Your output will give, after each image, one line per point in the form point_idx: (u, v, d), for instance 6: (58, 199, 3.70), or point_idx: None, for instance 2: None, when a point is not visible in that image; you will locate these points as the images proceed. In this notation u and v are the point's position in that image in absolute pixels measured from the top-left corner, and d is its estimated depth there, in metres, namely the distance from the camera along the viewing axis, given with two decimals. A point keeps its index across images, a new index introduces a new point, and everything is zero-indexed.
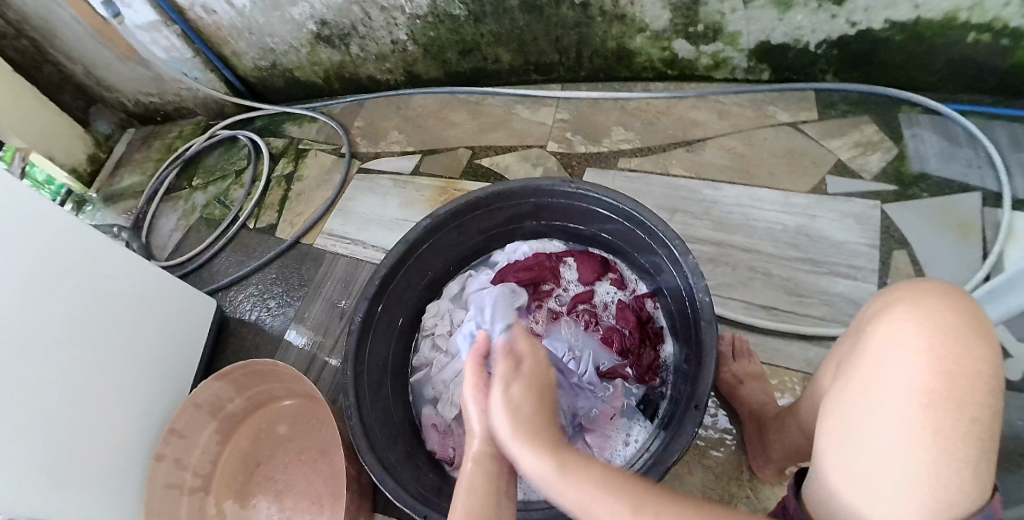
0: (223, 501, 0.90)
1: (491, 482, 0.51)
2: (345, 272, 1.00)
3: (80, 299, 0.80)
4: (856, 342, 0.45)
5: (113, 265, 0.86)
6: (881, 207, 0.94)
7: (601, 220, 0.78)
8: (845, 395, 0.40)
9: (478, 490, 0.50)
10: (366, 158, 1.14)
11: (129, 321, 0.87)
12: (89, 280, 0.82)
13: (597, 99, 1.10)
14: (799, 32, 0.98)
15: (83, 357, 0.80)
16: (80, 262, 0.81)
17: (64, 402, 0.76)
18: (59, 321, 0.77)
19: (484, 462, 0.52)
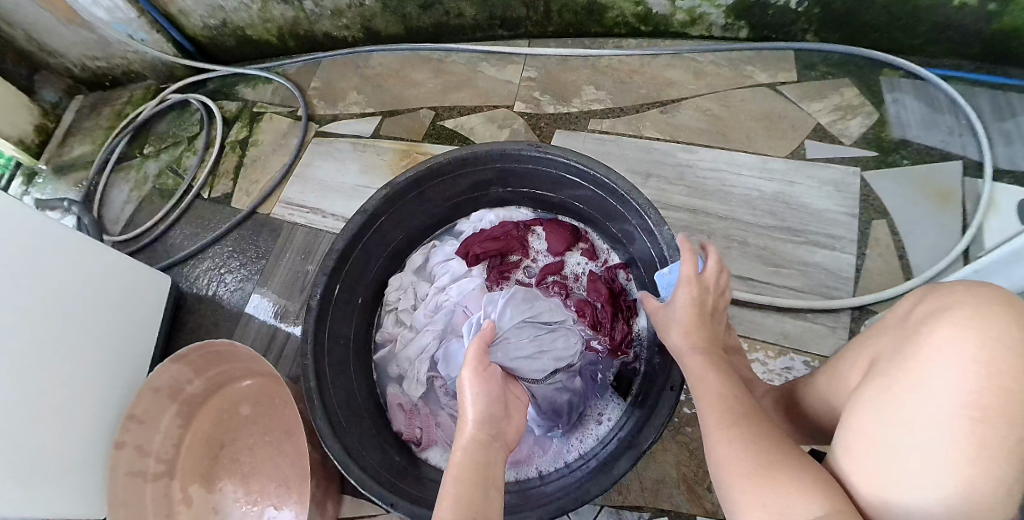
0: (189, 486, 0.87)
1: (480, 474, 0.48)
2: (304, 243, 0.95)
3: (26, 283, 0.75)
4: (897, 344, 0.42)
5: (56, 243, 0.80)
6: (858, 173, 0.92)
7: (571, 187, 0.74)
8: (875, 397, 0.38)
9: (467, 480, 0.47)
10: (324, 121, 1.07)
11: (73, 301, 0.81)
12: (34, 262, 0.76)
13: (567, 57, 1.04)
14: None
15: (26, 345, 0.74)
16: (13, 238, 0.73)
17: (10, 396, 0.71)
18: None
19: (472, 450, 0.50)
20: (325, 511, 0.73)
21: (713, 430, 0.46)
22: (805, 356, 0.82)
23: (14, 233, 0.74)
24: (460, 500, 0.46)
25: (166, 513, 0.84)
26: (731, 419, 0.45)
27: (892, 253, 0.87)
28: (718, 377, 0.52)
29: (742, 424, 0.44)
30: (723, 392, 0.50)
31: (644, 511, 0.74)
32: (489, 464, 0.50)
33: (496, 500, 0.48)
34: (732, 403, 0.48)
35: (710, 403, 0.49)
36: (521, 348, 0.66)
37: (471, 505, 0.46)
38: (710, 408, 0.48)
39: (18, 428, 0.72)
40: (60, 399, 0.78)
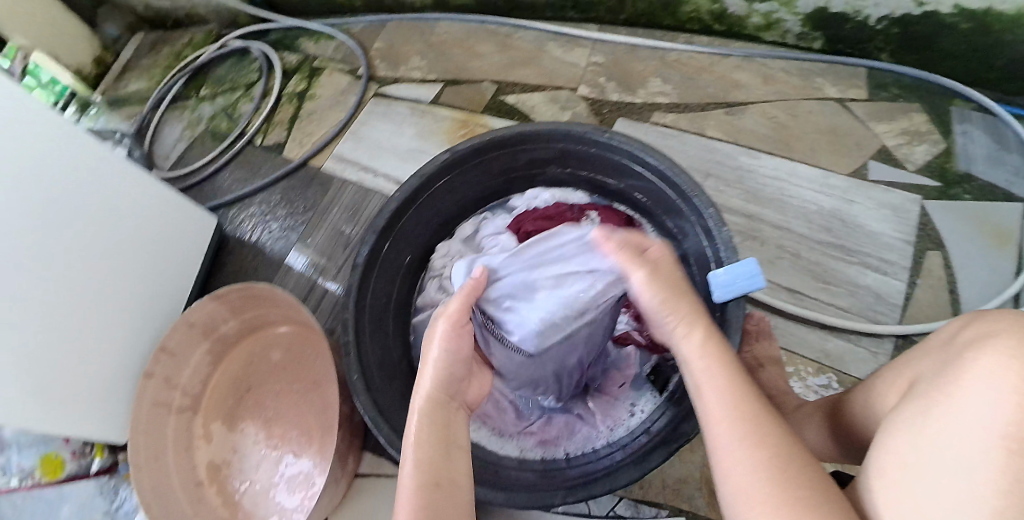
0: (211, 423, 0.89)
1: (442, 436, 0.50)
2: (353, 200, 0.95)
3: (76, 207, 0.76)
4: (939, 367, 0.43)
5: (110, 173, 0.81)
6: (919, 201, 0.89)
7: (631, 176, 0.73)
8: (914, 423, 0.39)
9: (429, 442, 0.49)
10: (384, 82, 1.07)
11: (113, 231, 0.81)
12: (86, 188, 0.77)
13: (636, 46, 1.02)
14: (862, 3, 0.90)
15: (70, 267, 0.75)
16: (61, 170, 0.74)
17: (50, 315, 0.73)
18: (38, 228, 0.71)
19: (432, 411, 0.51)
20: (345, 464, 0.73)
21: (720, 432, 0.44)
22: (843, 377, 0.80)
23: (68, 160, 0.74)
24: (422, 462, 0.47)
25: (186, 447, 0.86)
26: (747, 424, 0.43)
27: (943, 286, 0.84)
28: (731, 367, 0.48)
29: (760, 433, 0.43)
30: (727, 385, 0.47)
31: (662, 509, 0.73)
32: (449, 426, 0.51)
33: (458, 458, 0.49)
34: (743, 401, 0.45)
35: (722, 397, 0.46)
36: (520, 319, 0.61)
37: (434, 470, 0.47)
38: (721, 402, 0.46)
39: (54, 346, 0.73)
40: (96, 324, 0.79)
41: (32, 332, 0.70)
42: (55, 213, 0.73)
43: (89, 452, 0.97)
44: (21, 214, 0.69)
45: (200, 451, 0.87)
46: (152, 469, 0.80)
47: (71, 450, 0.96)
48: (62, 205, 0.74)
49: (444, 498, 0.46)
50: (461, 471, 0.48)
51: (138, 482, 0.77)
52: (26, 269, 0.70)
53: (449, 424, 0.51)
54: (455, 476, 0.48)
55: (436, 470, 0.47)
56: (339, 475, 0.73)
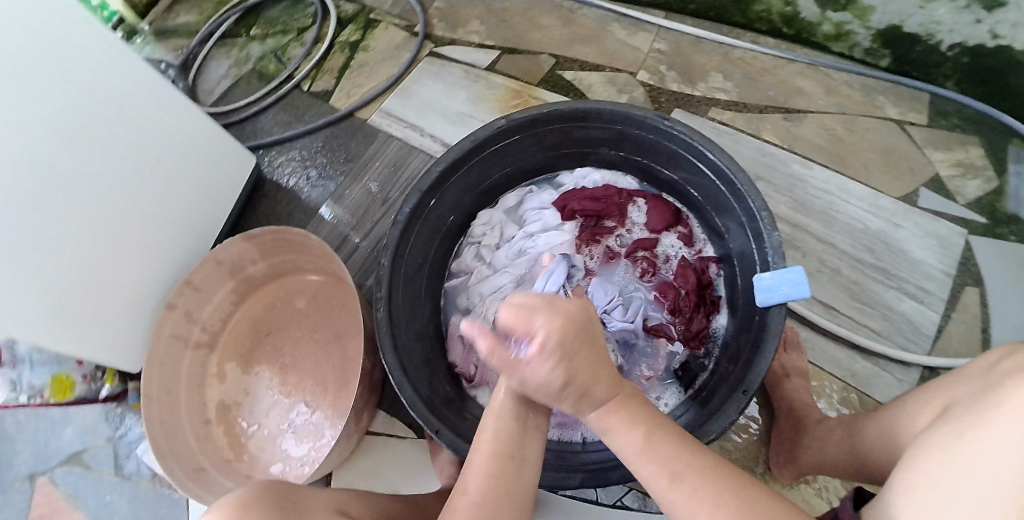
0: (226, 363, 0.89)
1: (522, 410, 0.50)
2: (396, 156, 0.96)
3: (122, 133, 0.75)
4: (975, 392, 0.43)
5: (159, 103, 0.80)
6: (965, 234, 0.87)
7: (686, 167, 0.71)
8: (945, 445, 0.39)
9: (507, 416, 0.49)
10: (441, 42, 1.05)
11: (150, 165, 0.80)
12: (135, 116, 0.77)
13: (700, 39, 1.00)
14: (936, 27, 0.87)
15: (110, 191, 0.75)
16: (101, 98, 0.71)
17: (86, 235, 0.73)
18: (73, 153, 0.69)
19: (517, 387, 0.50)
20: (360, 420, 0.73)
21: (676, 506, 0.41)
22: (866, 399, 0.79)
23: (113, 89, 0.73)
24: (500, 432, 0.48)
25: (198, 383, 0.87)
26: (698, 486, 0.41)
27: (977, 323, 0.82)
28: (636, 416, 0.46)
29: (711, 494, 0.40)
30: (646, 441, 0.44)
31: None
32: (532, 404, 0.51)
33: (534, 439, 0.49)
34: (673, 456, 0.43)
35: (637, 450, 0.45)
36: None
37: (509, 442, 0.48)
38: (654, 474, 0.43)
39: (84, 267, 0.73)
40: (127, 251, 0.79)
41: (61, 254, 0.70)
42: (69, 175, 0.69)
43: (101, 378, 0.97)
44: (61, 139, 0.68)
45: (212, 389, 0.88)
46: (163, 401, 0.80)
47: (83, 373, 0.95)
48: (88, 149, 0.71)
49: (511, 472, 0.47)
50: (533, 452, 0.49)
51: (147, 413, 0.77)
52: (61, 193, 0.69)
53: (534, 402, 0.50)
54: (527, 452, 0.49)
55: (514, 444, 0.48)
56: (352, 430, 0.73)
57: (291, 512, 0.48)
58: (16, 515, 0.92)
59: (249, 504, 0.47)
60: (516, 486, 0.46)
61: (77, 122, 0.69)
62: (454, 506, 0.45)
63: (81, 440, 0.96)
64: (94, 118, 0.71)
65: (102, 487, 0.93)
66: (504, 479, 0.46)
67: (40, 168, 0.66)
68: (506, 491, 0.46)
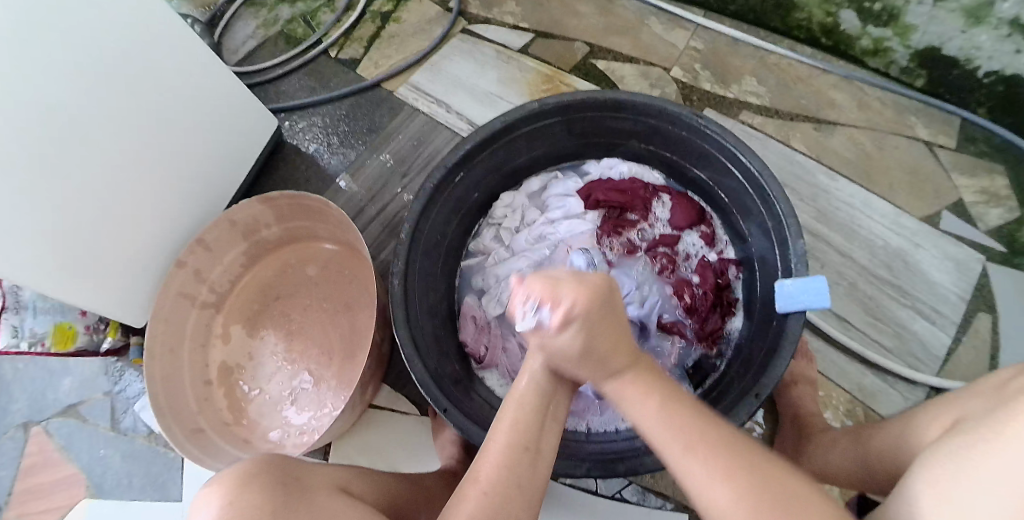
0: (231, 324, 0.89)
1: (544, 401, 0.50)
2: (421, 130, 0.96)
3: (145, 86, 0.74)
4: (990, 412, 0.42)
5: (184, 59, 0.79)
6: (982, 260, 0.86)
7: (714, 166, 0.70)
8: (958, 457, 0.38)
9: (528, 406, 0.49)
10: (474, 20, 1.04)
11: (168, 119, 0.79)
12: (159, 70, 0.75)
13: (737, 41, 0.99)
14: (975, 52, 0.85)
15: (127, 142, 0.74)
16: (124, 49, 0.70)
17: (100, 185, 0.72)
18: (92, 101, 0.68)
19: (541, 376, 0.51)
20: (365, 392, 0.73)
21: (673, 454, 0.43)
22: (871, 414, 0.78)
23: (139, 39, 0.71)
24: (516, 424, 0.48)
25: (202, 343, 0.86)
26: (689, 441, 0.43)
27: (987, 351, 0.81)
28: (661, 398, 0.46)
29: (720, 462, 0.41)
30: (667, 417, 0.45)
31: (669, 501, 0.73)
32: (551, 398, 0.52)
33: (548, 434, 0.49)
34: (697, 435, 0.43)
35: (666, 431, 0.44)
36: None
37: (525, 434, 0.48)
38: (667, 440, 0.44)
39: (96, 216, 0.72)
40: (140, 204, 0.78)
41: (74, 200, 0.69)
42: (88, 125, 0.68)
43: (103, 330, 0.95)
44: (84, 87, 0.67)
45: (216, 350, 0.87)
46: (166, 359, 0.80)
47: (88, 323, 0.93)
48: (109, 100, 0.70)
49: (526, 466, 0.46)
50: (549, 444, 0.49)
51: (149, 369, 0.77)
52: (79, 141, 0.68)
53: (551, 392, 0.52)
54: (542, 445, 0.48)
55: (532, 432, 0.48)
56: (357, 401, 0.73)
57: (292, 491, 0.46)
58: (9, 462, 0.93)
59: (249, 479, 0.45)
60: (527, 480, 0.45)
61: (100, 72, 0.68)
62: (463, 494, 0.44)
63: (79, 393, 0.96)
64: (113, 73, 0.69)
65: (96, 442, 0.93)
66: (516, 470, 0.45)
67: (56, 115, 0.64)
68: (518, 483, 0.45)
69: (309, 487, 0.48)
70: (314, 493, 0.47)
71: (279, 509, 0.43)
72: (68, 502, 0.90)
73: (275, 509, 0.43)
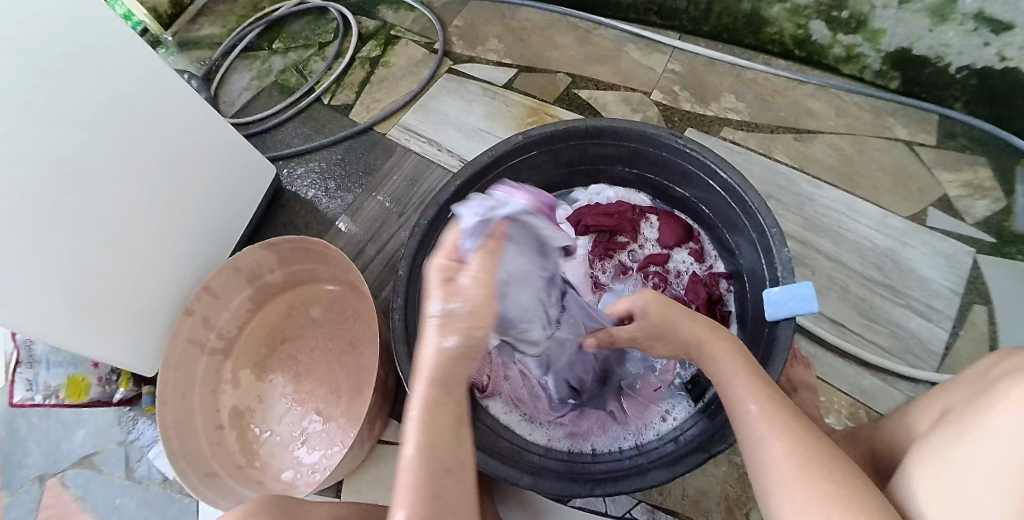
0: (240, 369, 0.91)
1: (452, 415, 0.36)
2: (414, 170, 0.99)
3: (140, 139, 0.76)
4: (968, 398, 0.44)
5: (180, 112, 0.81)
6: (972, 253, 0.87)
7: (697, 185, 0.73)
8: (941, 451, 0.39)
9: (440, 423, 0.36)
10: (458, 60, 1.08)
11: (168, 167, 0.81)
12: (155, 124, 0.78)
13: (714, 60, 1.03)
14: (945, 49, 0.88)
15: (130, 196, 0.77)
16: (123, 106, 0.73)
17: (103, 240, 0.74)
18: (92, 153, 0.70)
19: (441, 387, 0.34)
20: (373, 428, 0.75)
21: (756, 424, 0.44)
22: (875, 415, 0.79)
23: (137, 92, 0.74)
24: (435, 446, 0.35)
25: (213, 389, 0.88)
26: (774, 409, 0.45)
27: (986, 341, 0.82)
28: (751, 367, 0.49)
29: (787, 424, 0.43)
30: (747, 371, 0.49)
31: (678, 518, 0.74)
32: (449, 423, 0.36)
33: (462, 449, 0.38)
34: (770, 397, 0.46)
35: (750, 393, 0.47)
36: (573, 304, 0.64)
37: (446, 454, 0.36)
38: (758, 416, 0.45)
39: (103, 270, 0.74)
40: (143, 256, 0.80)
41: (82, 252, 0.71)
42: (89, 177, 0.71)
43: (116, 381, 0.98)
44: (85, 142, 0.69)
45: (226, 395, 0.89)
46: (176, 405, 0.82)
47: (99, 375, 0.97)
48: (107, 153, 0.72)
49: (451, 493, 0.36)
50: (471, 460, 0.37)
51: (161, 415, 0.78)
52: (82, 196, 0.70)
53: (467, 384, 0.36)
54: (467, 466, 0.37)
55: (447, 456, 0.36)
56: (365, 437, 0.75)
57: None
58: (25, 517, 0.94)
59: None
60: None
61: (98, 130, 0.70)
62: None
63: (93, 443, 0.97)
64: (113, 126, 0.72)
65: (111, 491, 0.94)
66: (435, 504, 0.35)
67: (58, 170, 0.66)
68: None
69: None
70: None
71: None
72: None
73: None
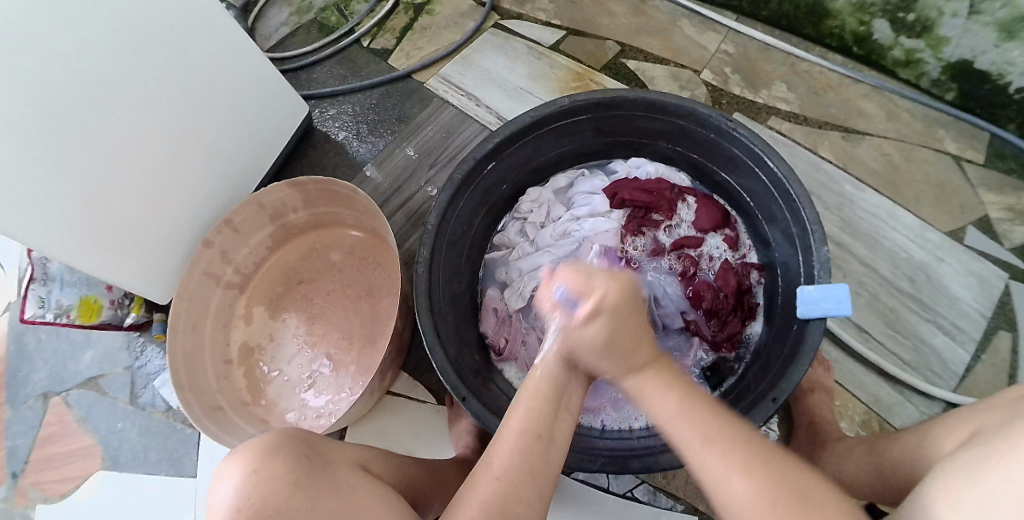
0: (254, 306, 0.90)
1: (557, 389, 0.51)
2: (449, 124, 0.97)
3: (171, 65, 0.74)
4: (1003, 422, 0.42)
5: (215, 44, 0.79)
6: (1006, 278, 0.85)
7: (741, 170, 0.70)
8: (973, 465, 0.36)
9: (541, 395, 0.50)
10: (506, 15, 1.05)
11: (197, 99, 0.79)
12: (188, 53, 0.75)
13: (769, 47, 0.99)
14: (1008, 67, 0.84)
15: (152, 123, 0.75)
16: (157, 33, 0.70)
17: (123, 164, 0.73)
18: (120, 74, 0.68)
19: (550, 367, 0.51)
20: (384, 379, 0.74)
21: (708, 468, 0.42)
22: (887, 427, 0.78)
23: (172, 22, 0.72)
24: (531, 413, 0.49)
25: (225, 322, 0.88)
26: (713, 437, 0.43)
27: (1006, 369, 0.80)
28: (680, 389, 0.47)
29: (741, 457, 0.41)
30: (682, 400, 0.46)
31: (679, 503, 0.74)
32: (568, 385, 0.51)
33: (566, 421, 0.50)
34: (715, 425, 0.43)
35: (692, 432, 0.44)
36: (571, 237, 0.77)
37: (540, 421, 0.49)
38: (708, 453, 0.42)
39: (123, 194, 0.74)
40: (165, 184, 0.79)
41: (101, 175, 0.70)
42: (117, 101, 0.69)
43: (128, 305, 0.97)
44: (115, 60, 0.67)
45: (238, 330, 0.89)
46: (188, 335, 0.82)
47: (112, 298, 0.97)
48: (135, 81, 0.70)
49: (536, 453, 0.47)
50: (563, 432, 0.50)
51: (171, 344, 0.79)
52: (108, 119, 0.69)
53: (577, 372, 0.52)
54: (555, 434, 0.49)
55: (545, 419, 0.49)
56: (376, 387, 0.74)
57: (315, 462, 0.48)
58: (27, 431, 0.95)
59: (274, 450, 0.47)
60: (539, 463, 0.47)
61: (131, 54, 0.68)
62: (478, 479, 0.47)
63: (99, 366, 0.98)
64: (144, 52, 0.70)
65: (114, 415, 0.95)
66: (530, 465, 0.47)
67: (84, 88, 0.65)
68: (531, 472, 0.46)
69: (331, 459, 0.50)
70: (336, 468, 0.49)
71: (302, 482, 0.45)
72: (84, 473, 0.92)
73: (300, 476, 0.46)
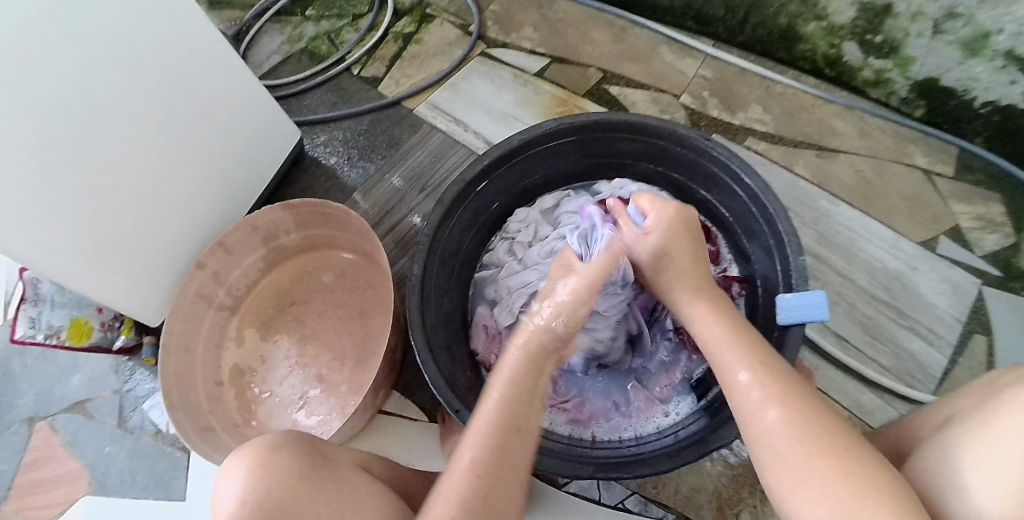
0: (246, 328, 0.91)
1: (533, 376, 0.54)
2: (439, 147, 0.99)
3: (168, 91, 0.76)
4: (966, 417, 0.44)
5: (211, 71, 0.81)
6: (978, 284, 0.88)
7: (720, 188, 0.73)
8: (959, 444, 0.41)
9: (517, 385, 0.52)
10: (492, 44, 1.09)
11: (192, 124, 0.81)
12: (185, 79, 0.78)
13: (745, 71, 1.03)
14: (972, 83, 0.88)
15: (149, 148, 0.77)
16: (156, 59, 0.72)
17: (120, 189, 0.74)
18: (118, 100, 0.70)
19: (528, 353, 0.55)
20: (376, 397, 0.76)
21: (746, 394, 0.49)
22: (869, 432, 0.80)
23: (169, 49, 0.74)
24: (508, 401, 0.51)
25: (218, 343, 0.89)
26: (760, 365, 0.50)
27: (982, 371, 0.83)
28: (729, 326, 0.56)
29: (775, 384, 0.48)
30: (731, 331, 0.55)
31: (669, 512, 0.76)
32: (542, 369, 0.55)
33: (539, 411, 0.52)
34: (762, 358, 0.51)
35: (739, 359, 0.51)
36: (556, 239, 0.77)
37: (516, 414, 0.50)
38: (751, 376, 0.49)
39: (118, 217, 0.75)
40: (160, 207, 0.81)
41: (98, 199, 0.71)
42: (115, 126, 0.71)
43: (118, 328, 0.98)
44: (113, 87, 0.68)
45: (229, 352, 0.89)
46: (180, 357, 0.82)
47: (102, 320, 0.97)
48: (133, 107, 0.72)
49: (513, 447, 0.49)
50: (536, 423, 0.51)
51: (164, 365, 0.79)
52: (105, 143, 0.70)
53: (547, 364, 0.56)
54: (530, 425, 0.51)
55: (522, 411, 0.51)
56: (368, 405, 0.75)
57: (318, 459, 0.50)
58: (13, 457, 0.94)
59: (280, 445, 0.49)
60: (515, 454, 0.49)
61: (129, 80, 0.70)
62: (448, 478, 0.47)
63: (87, 390, 0.98)
64: (142, 79, 0.72)
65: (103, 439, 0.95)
66: (507, 454, 0.48)
67: (82, 115, 0.66)
68: (508, 463, 0.48)
69: (334, 458, 0.52)
70: (338, 467, 0.51)
71: (306, 476, 0.48)
72: (68, 498, 0.91)
73: (305, 471, 0.48)
